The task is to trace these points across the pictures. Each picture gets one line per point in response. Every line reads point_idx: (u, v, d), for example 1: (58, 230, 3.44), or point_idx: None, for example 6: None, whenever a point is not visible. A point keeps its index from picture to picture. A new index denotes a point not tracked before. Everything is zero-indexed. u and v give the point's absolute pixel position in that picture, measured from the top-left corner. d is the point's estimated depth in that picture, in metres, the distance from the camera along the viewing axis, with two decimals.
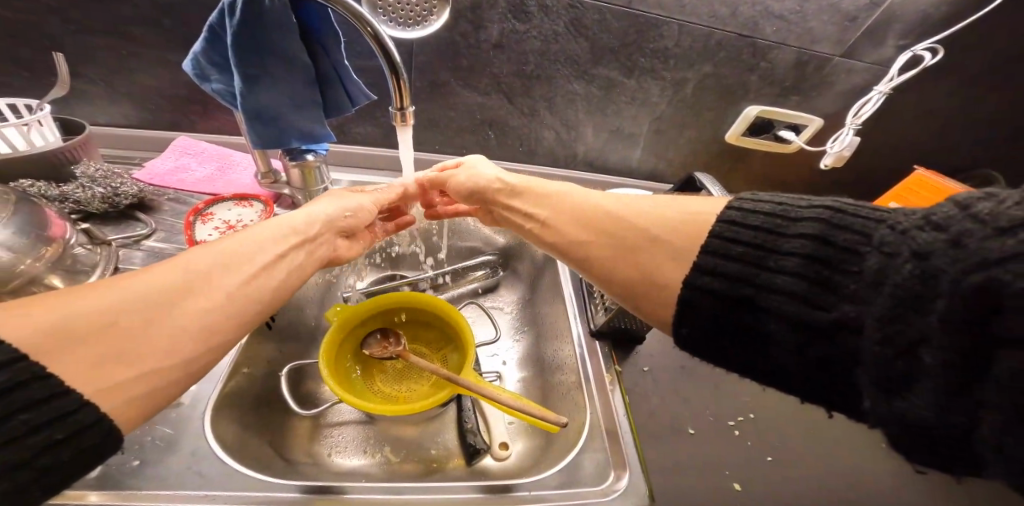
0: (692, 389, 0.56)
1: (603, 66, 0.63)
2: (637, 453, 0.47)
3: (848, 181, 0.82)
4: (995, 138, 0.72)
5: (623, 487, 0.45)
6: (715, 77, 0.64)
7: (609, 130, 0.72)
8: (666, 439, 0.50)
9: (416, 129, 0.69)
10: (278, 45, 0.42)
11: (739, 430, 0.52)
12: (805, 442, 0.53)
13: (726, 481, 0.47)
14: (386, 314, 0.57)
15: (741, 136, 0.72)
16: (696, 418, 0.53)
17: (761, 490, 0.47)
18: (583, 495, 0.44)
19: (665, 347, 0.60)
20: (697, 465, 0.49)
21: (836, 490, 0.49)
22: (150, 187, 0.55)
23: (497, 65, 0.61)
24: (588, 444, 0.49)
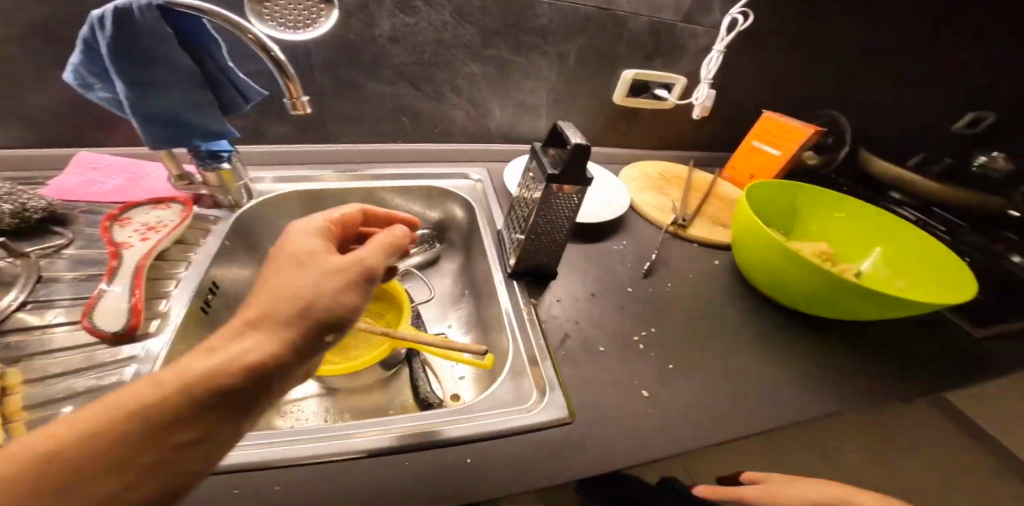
0: (603, 314, 0.63)
1: (495, 47, 0.71)
2: (555, 373, 0.54)
3: (721, 125, 0.97)
4: (817, 78, 0.92)
5: (545, 402, 0.51)
6: (590, 47, 0.76)
7: (514, 105, 0.80)
8: (582, 360, 0.57)
9: (329, 124, 0.73)
10: (165, 52, 0.47)
11: (643, 344, 0.60)
12: (702, 350, 0.61)
13: (636, 387, 0.55)
14: None
15: (626, 97, 0.85)
16: (607, 338, 0.60)
17: (665, 384, 0.56)
18: (510, 413, 0.49)
19: (576, 282, 0.67)
20: (609, 375, 0.56)
21: (731, 372, 0.59)
22: (60, 202, 0.57)
23: (397, 56, 0.67)
24: (517, 375, 0.54)
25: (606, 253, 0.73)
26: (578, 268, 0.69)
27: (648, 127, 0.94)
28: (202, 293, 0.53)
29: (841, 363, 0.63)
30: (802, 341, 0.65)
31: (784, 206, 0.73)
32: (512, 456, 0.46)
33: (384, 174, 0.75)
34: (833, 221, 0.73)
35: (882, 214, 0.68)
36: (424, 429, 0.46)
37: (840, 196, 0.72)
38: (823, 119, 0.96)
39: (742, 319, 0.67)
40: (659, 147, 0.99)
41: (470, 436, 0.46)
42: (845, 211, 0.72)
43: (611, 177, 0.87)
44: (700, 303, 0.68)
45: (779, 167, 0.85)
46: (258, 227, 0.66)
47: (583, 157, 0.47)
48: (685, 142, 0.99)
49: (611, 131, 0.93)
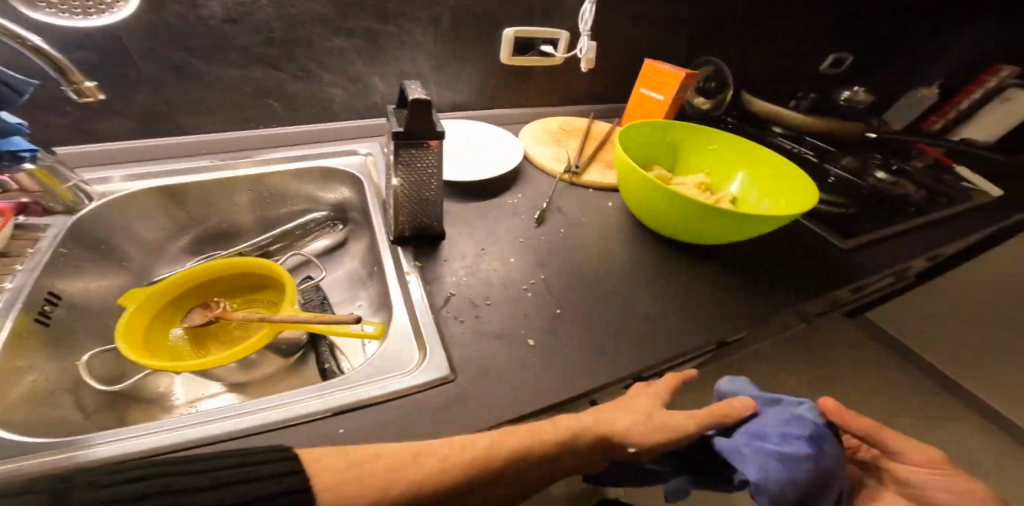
0: (490, 270, 0.60)
1: (353, 19, 0.68)
2: (436, 331, 0.50)
3: (611, 76, 0.99)
4: (696, 21, 0.96)
5: (426, 363, 0.47)
6: (461, 8, 0.75)
7: (397, 76, 0.78)
8: (466, 316, 0.53)
9: (182, 115, 0.68)
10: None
11: (531, 291, 0.58)
12: (592, 298, 0.61)
13: (523, 338, 0.52)
14: (212, 287, 0.58)
15: (513, 57, 0.85)
16: (494, 291, 0.57)
17: (556, 328, 0.55)
18: (388, 378, 0.46)
19: (466, 238, 0.64)
20: (494, 330, 0.52)
21: (616, 310, 0.60)
22: None
23: (242, 37, 0.63)
24: (403, 339, 0.50)
25: (502, 207, 0.71)
26: (467, 226, 0.66)
27: (538, 84, 0.94)
28: (32, 305, 0.50)
29: (719, 288, 0.67)
30: (685, 272, 0.68)
31: (663, 145, 0.77)
32: (385, 424, 0.43)
33: (256, 159, 0.71)
34: (707, 153, 0.78)
35: (747, 143, 0.74)
36: (285, 408, 0.42)
37: (712, 130, 0.77)
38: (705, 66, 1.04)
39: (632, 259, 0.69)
40: (559, 104, 1.01)
41: (340, 408, 0.43)
42: (718, 143, 0.77)
43: (508, 135, 0.87)
44: (591, 246, 0.68)
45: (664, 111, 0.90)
46: (107, 230, 0.61)
47: (423, 115, 0.47)
48: (583, 96, 1.01)
49: (506, 92, 0.93)
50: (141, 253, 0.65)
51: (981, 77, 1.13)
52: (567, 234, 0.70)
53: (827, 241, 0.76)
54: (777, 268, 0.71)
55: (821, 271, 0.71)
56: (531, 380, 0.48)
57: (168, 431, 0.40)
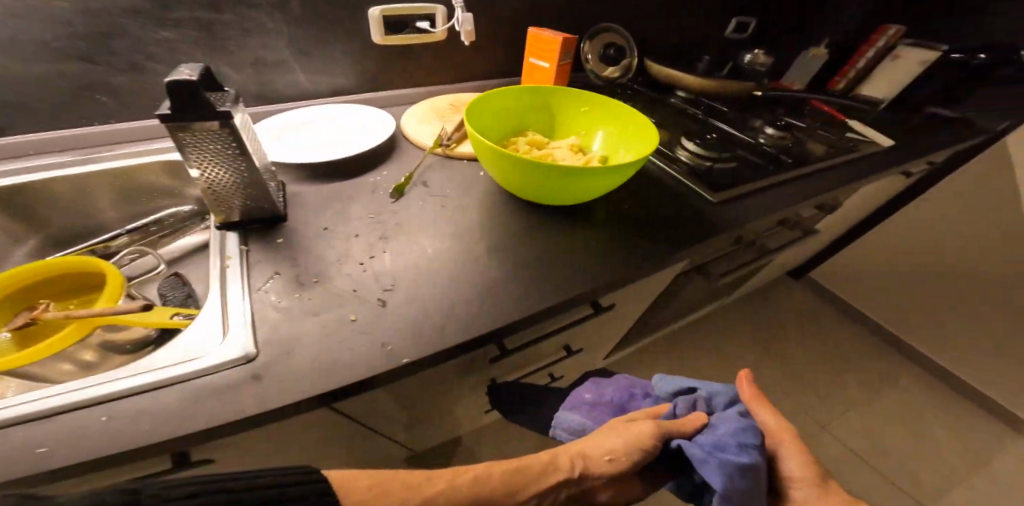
0: (324, 249, 0.58)
1: (176, 9, 0.67)
2: (244, 314, 0.51)
3: (494, 48, 0.97)
4: None
5: (226, 345, 0.48)
6: None
7: (253, 63, 0.76)
8: (284, 297, 0.53)
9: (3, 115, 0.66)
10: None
11: (366, 267, 0.57)
12: (430, 273, 0.59)
13: (343, 315, 0.52)
14: (38, 290, 0.59)
15: (386, 37, 0.82)
16: (323, 270, 0.56)
17: (387, 300, 0.55)
18: (180, 363, 0.46)
19: (306, 218, 0.62)
20: (311, 309, 0.52)
21: (452, 284, 0.59)
22: None
23: (37, 32, 0.61)
24: (211, 323, 0.50)
25: (361, 184, 0.69)
26: (311, 204, 0.64)
27: (421, 63, 0.92)
28: None
29: (578, 249, 0.67)
30: (545, 236, 0.68)
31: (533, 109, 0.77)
32: (159, 407, 0.43)
33: (99, 157, 0.70)
34: (581, 115, 0.77)
35: (614, 103, 0.73)
36: (56, 398, 0.43)
37: (583, 92, 0.76)
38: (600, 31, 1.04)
39: (490, 227, 0.67)
40: (453, 82, 0.99)
41: (120, 394, 0.43)
42: (589, 105, 0.77)
43: (382, 113, 0.84)
44: (445, 219, 0.66)
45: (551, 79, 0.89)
46: None
47: (182, 93, 0.45)
48: (475, 73, 1.00)
49: (391, 73, 0.90)
50: None
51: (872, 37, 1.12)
52: (430, 205, 0.68)
53: (699, 196, 0.77)
54: (643, 226, 0.71)
55: (686, 231, 0.71)
56: (336, 357, 0.49)
57: None
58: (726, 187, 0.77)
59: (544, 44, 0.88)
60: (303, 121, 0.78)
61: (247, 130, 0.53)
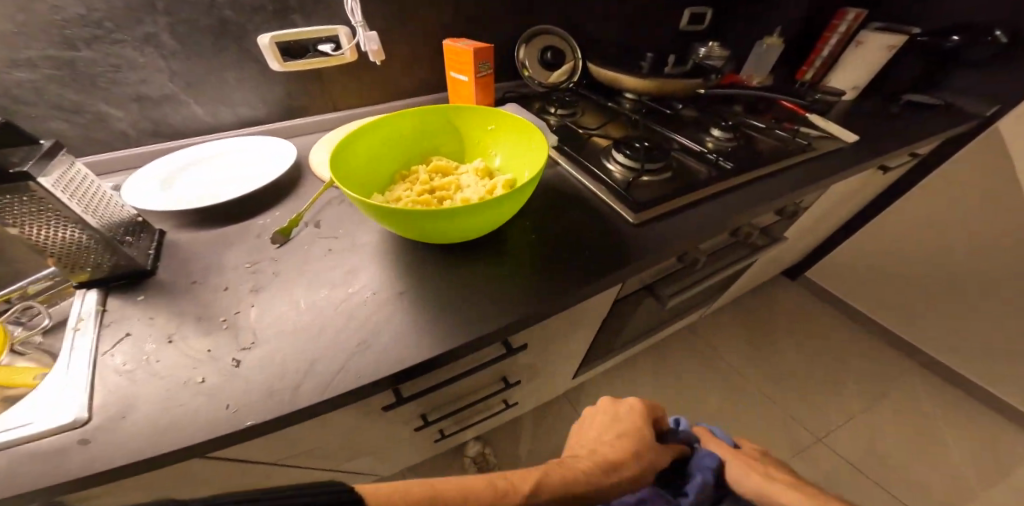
0: (187, 305, 0.56)
1: (24, 48, 0.64)
2: (83, 377, 0.49)
3: (403, 60, 0.93)
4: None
5: (58, 407, 0.47)
6: (178, 22, 0.71)
7: (135, 100, 0.74)
8: (129, 360, 0.51)
9: None
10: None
11: (228, 323, 0.55)
12: (299, 323, 0.56)
13: (191, 376, 0.50)
14: None
15: (286, 63, 0.80)
16: (178, 329, 0.54)
17: (241, 357, 0.52)
18: (4, 430, 0.45)
19: (176, 271, 0.60)
20: (158, 373, 0.50)
21: (319, 332, 0.55)
22: None
23: None
24: (49, 388, 0.48)
25: (247, 227, 0.66)
26: (184, 255, 0.62)
27: (326, 86, 0.88)
28: None
29: (465, 281, 0.61)
30: (433, 268, 0.63)
31: (435, 132, 0.73)
32: None
33: None
34: (488, 134, 0.73)
35: (517, 118, 0.68)
36: None
37: (487, 109, 0.71)
38: (534, 35, 0.99)
39: (373, 261, 0.63)
40: (369, 103, 0.95)
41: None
42: (495, 122, 0.72)
43: (290, 144, 0.81)
44: (328, 259, 0.62)
45: (471, 91, 0.87)
46: None
47: None
48: (393, 90, 0.96)
49: (296, 98, 0.87)
50: None
51: (832, 23, 1.16)
52: (314, 245, 0.64)
53: (618, 215, 0.70)
54: (547, 251, 0.65)
55: (596, 256, 0.64)
56: (179, 422, 0.47)
57: None
58: (646, 202, 0.71)
59: (458, 56, 0.86)
60: (205, 157, 0.77)
61: (66, 184, 0.51)
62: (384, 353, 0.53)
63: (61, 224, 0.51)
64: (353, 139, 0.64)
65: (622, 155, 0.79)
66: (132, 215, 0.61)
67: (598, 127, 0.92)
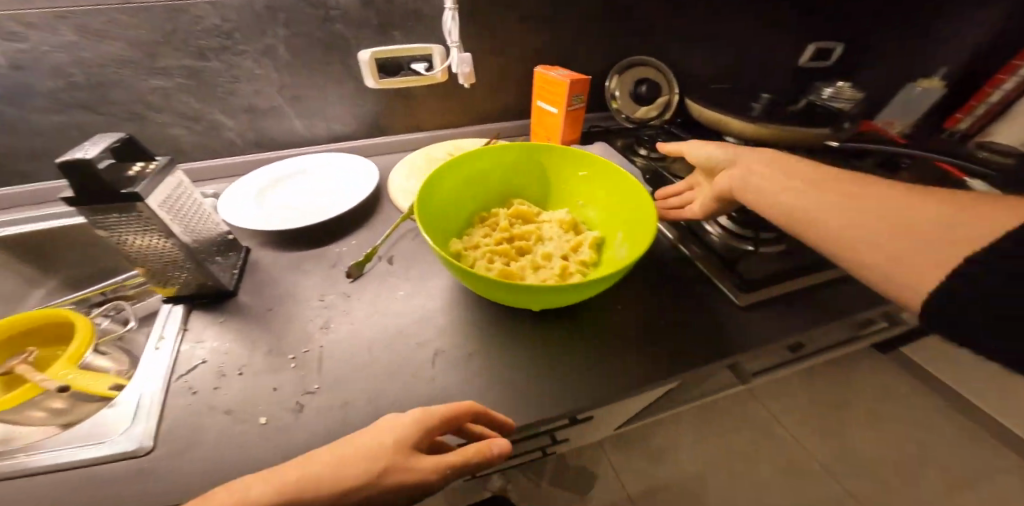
0: (261, 335, 0.56)
1: (164, 57, 0.66)
2: (155, 402, 0.49)
3: (500, 84, 0.89)
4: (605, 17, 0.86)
5: (129, 430, 0.47)
6: (296, 36, 0.71)
7: (246, 111, 0.76)
8: (202, 388, 0.51)
9: (19, 162, 0.69)
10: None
11: (295, 363, 0.54)
12: (368, 372, 0.53)
13: (256, 414, 0.49)
14: (21, 338, 0.60)
15: (380, 80, 0.79)
16: (250, 361, 0.53)
17: (305, 401, 0.50)
18: (76, 444, 0.45)
19: (257, 295, 0.60)
20: (227, 407, 0.49)
21: (390, 386, 0.52)
22: None
23: (44, 82, 0.63)
24: (126, 409, 0.49)
25: (325, 255, 0.65)
26: (263, 279, 0.62)
27: (421, 105, 0.87)
28: None
29: (543, 348, 0.57)
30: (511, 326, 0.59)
31: (524, 172, 0.69)
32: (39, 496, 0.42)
33: None
34: (579, 180, 0.68)
35: (617, 169, 0.62)
36: None
37: (583, 154, 0.66)
38: (627, 65, 0.91)
39: (448, 310, 0.61)
40: (458, 125, 0.93)
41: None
42: (589, 169, 0.66)
43: (371, 163, 0.81)
44: (406, 304, 0.60)
45: (560, 124, 0.81)
46: None
47: (86, 173, 0.44)
48: (485, 113, 0.93)
49: (391, 116, 0.86)
50: None
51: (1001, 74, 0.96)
52: (387, 285, 0.63)
53: (721, 293, 0.65)
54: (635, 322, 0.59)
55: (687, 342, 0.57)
56: (237, 464, 0.45)
57: None
58: (754, 283, 0.66)
59: (550, 86, 0.80)
60: (292, 173, 0.77)
61: (170, 202, 0.52)
62: (453, 423, 0.49)
63: (160, 242, 0.52)
64: (441, 176, 0.61)
65: (728, 219, 0.76)
66: (223, 232, 0.62)
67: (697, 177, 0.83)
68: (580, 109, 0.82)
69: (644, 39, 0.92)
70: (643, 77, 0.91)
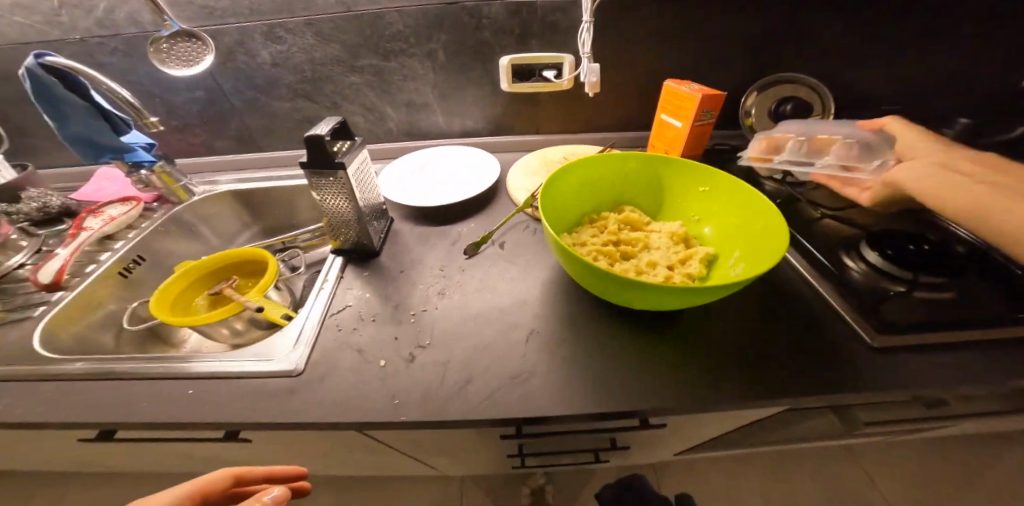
0: (391, 292, 0.66)
1: (362, 58, 0.81)
2: (311, 335, 0.59)
3: (629, 93, 0.92)
4: (751, 29, 0.83)
5: (289, 355, 0.57)
6: (454, 41, 0.82)
7: (406, 105, 0.89)
8: (345, 328, 0.61)
9: (251, 135, 0.91)
10: (59, 97, 0.66)
11: (413, 319, 0.62)
12: (472, 340, 0.59)
13: (377, 357, 0.57)
14: (230, 269, 0.79)
15: (513, 84, 0.86)
16: (380, 312, 0.63)
17: (416, 353, 0.58)
18: (250, 360, 0.56)
19: (390, 259, 0.71)
20: (359, 346, 0.59)
21: (490, 354, 0.58)
22: (80, 202, 0.84)
23: (286, 76, 0.82)
24: (292, 339, 0.59)
25: (449, 234, 0.75)
26: (397, 247, 0.73)
27: (552, 109, 0.94)
28: (123, 261, 0.74)
29: (638, 349, 0.58)
30: (608, 323, 0.61)
31: (640, 182, 0.72)
32: (224, 393, 0.53)
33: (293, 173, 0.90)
34: (698, 196, 0.69)
35: (743, 187, 0.63)
36: (168, 368, 0.55)
37: (706, 169, 0.67)
38: (772, 81, 0.85)
39: (550, 296, 0.65)
40: (583, 130, 0.98)
41: (198, 374, 0.55)
42: (711, 185, 0.67)
43: (491, 157, 0.90)
44: (516, 285, 0.66)
45: (682, 139, 0.80)
46: (196, 218, 0.85)
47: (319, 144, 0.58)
48: (610, 121, 0.97)
49: (522, 117, 0.94)
50: (221, 237, 0.89)
51: None
52: (496, 266, 0.69)
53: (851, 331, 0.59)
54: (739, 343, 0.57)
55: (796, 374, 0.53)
56: (358, 394, 0.53)
57: (102, 367, 0.56)
58: (894, 326, 0.58)
59: (678, 100, 0.80)
60: (433, 161, 0.89)
61: (359, 173, 0.65)
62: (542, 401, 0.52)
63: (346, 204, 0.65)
64: (561, 174, 0.66)
65: (878, 255, 0.66)
66: (379, 202, 0.74)
67: (837, 209, 0.76)
68: (707, 124, 0.80)
69: (791, 53, 0.86)
70: (790, 93, 0.85)
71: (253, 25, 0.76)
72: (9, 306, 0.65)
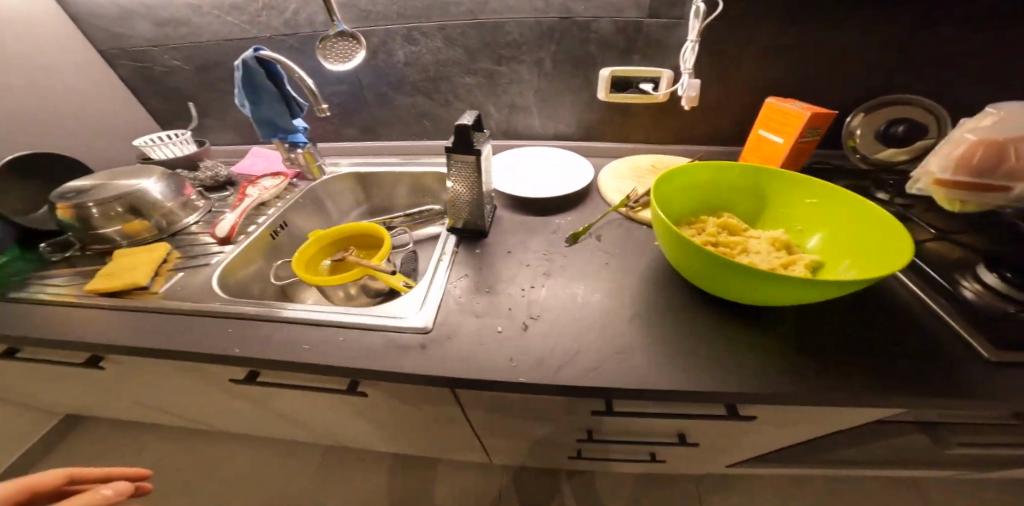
0: (503, 270, 0.72)
1: (479, 61, 0.90)
2: (435, 299, 0.66)
3: (724, 109, 0.96)
4: (854, 52, 0.85)
5: (416, 313, 0.64)
6: (563, 51, 0.89)
7: (510, 106, 0.97)
8: (462, 296, 0.68)
9: (374, 126, 1.02)
10: (262, 86, 0.80)
11: (525, 295, 0.68)
12: (580, 319, 0.64)
13: (495, 324, 0.63)
14: (351, 241, 0.88)
15: (610, 94, 0.91)
16: (495, 286, 0.69)
17: (529, 323, 0.63)
18: (389, 316, 0.63)
19: (500, 242, 0.77)
20: (478, 313, 0.65)
21: (597, 333, 0.62)
22: (238, 175, 0.98)
23: (413, 74, 0.92)
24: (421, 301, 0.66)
25: (552, 226, 0.81)
26: (505, 232, 0.79)
27: (647, 119, 0.99)
28: (273, 225, 0.84)
29: (742, 344, 0.60)
30: (710, 316, 0.64)
31: (744, 190, 0.75)
32: (363, 340, 0.61)
33: (408, 161, 1.00)
34: (804, 207, 0.71)
35: (856, 200, 0.65)
36: (324, 315, 0.63)
37: (815, 182, 0.70)
38: (879, 103, 0.85)
39: (652, 288, 0.69)
40: (674, 141, 1.02)
41: (348, 322, 0.62)
42: (819, 197, 0.70)
43: (581, 159, 0.96)
44: (620, 275, 0.71)
45: (782, 155, 0.83)
46: (324, 194, 0.96)
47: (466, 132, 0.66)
48: (702, 133, 1.00)
49: (617, 125, 1.00)
50: (340, 213, 0.99)
51: None
52: (597, 256, 0.74)
53: (967, 347, 0.58)
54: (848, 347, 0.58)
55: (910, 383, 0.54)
56: (479, 354, 0.59)
57: (271, 309, 0.65)
58: (1017, 345, 0.57)
59: (782, 117, 0.83)
60: (532, 159, 0.96)
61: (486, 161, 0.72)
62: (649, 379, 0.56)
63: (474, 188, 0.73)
64: (670, 176, 0.71)
65: (997, 278, 0.65)
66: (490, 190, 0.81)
67: (945, 230, 0.76)
68: (808, 141, 0.83)
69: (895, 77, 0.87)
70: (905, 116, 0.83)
71: (397, 28, 0.86)
72: (189, 253, 0.77)
